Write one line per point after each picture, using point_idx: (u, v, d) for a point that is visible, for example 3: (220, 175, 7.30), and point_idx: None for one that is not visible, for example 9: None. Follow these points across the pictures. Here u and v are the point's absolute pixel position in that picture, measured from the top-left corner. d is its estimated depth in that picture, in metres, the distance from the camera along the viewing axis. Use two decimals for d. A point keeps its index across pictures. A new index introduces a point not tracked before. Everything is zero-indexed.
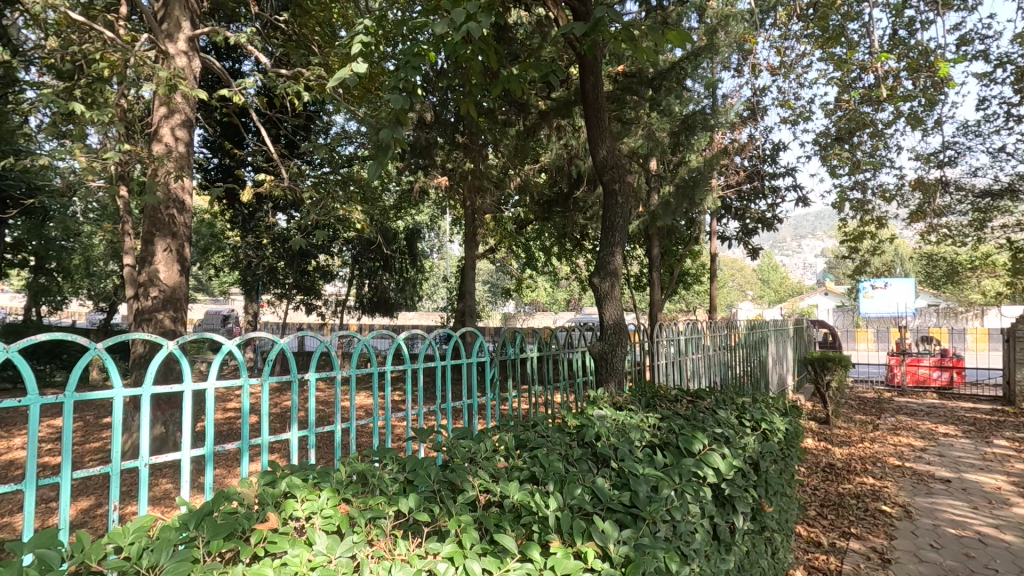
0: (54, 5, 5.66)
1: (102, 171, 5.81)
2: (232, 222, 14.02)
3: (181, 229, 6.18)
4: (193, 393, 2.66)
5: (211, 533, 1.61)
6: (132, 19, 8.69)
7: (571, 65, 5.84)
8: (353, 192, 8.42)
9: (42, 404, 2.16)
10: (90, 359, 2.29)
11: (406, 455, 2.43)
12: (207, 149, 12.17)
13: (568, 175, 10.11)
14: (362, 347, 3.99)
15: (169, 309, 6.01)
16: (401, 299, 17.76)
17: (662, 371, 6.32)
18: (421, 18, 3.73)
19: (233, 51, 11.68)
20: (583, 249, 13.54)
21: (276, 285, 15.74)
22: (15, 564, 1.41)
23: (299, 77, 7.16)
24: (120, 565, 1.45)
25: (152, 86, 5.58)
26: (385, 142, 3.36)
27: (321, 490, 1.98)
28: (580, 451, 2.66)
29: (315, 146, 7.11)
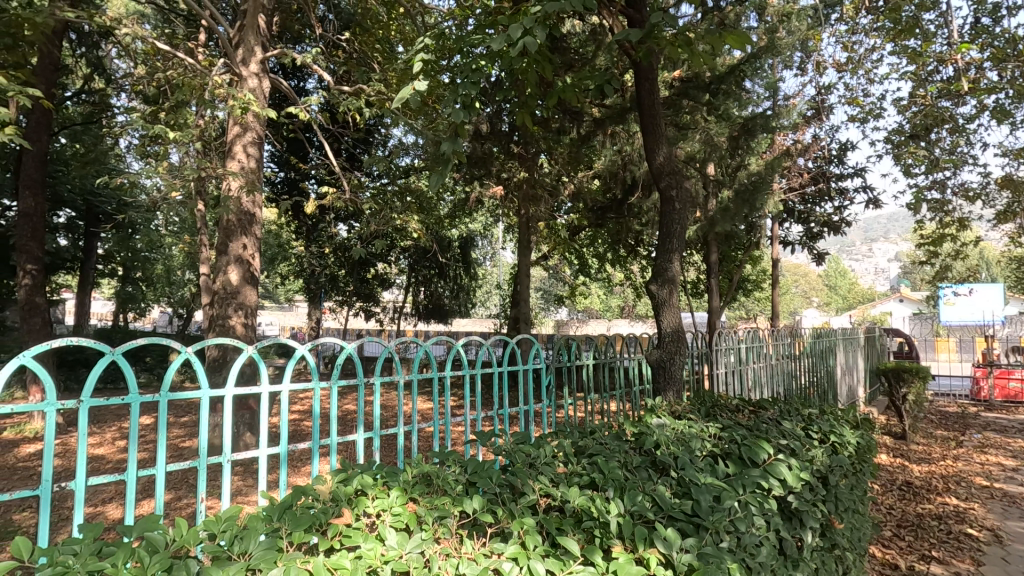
0: (143, 36, 6.17)
1: (183, 187, 6.25)
2: (297, 233, 14.69)
3: (252, 239, 6.57)
4: (269, 395, 2.84)
5: (292, 525, 1.75)
6: (209, 45, 9.34)
7: (626, 72, 5.82)
8: (410, 203, 8.71)
9: (141, 403, 2.38)
10: (180, 362, 2.50)
11: (469, 458, 2.51)
12: (275, 163, 12.88)
13: (622, 181, 10.00)
14: (422, 353, 4.06)
15: (241, 315, 6.40)
16: (455, 306, 18.07)
17: (722, 381, 6.16)
18: (477, 32, 3.83)
19: (298, 71, 12.35)
20: (638, 255, 13.37)
21: (337, 293, 16.36)
22: (127, 544, 1.60)
23: (360, 93, 7.44)
24: (215, 551, 1.60)
25: (228, 107, 5.96)
26: (445, 155, 3.48)
27: (391, 490, 2.09)
28: (640, 459, 2.66)
29: (374, 160, 7.34)
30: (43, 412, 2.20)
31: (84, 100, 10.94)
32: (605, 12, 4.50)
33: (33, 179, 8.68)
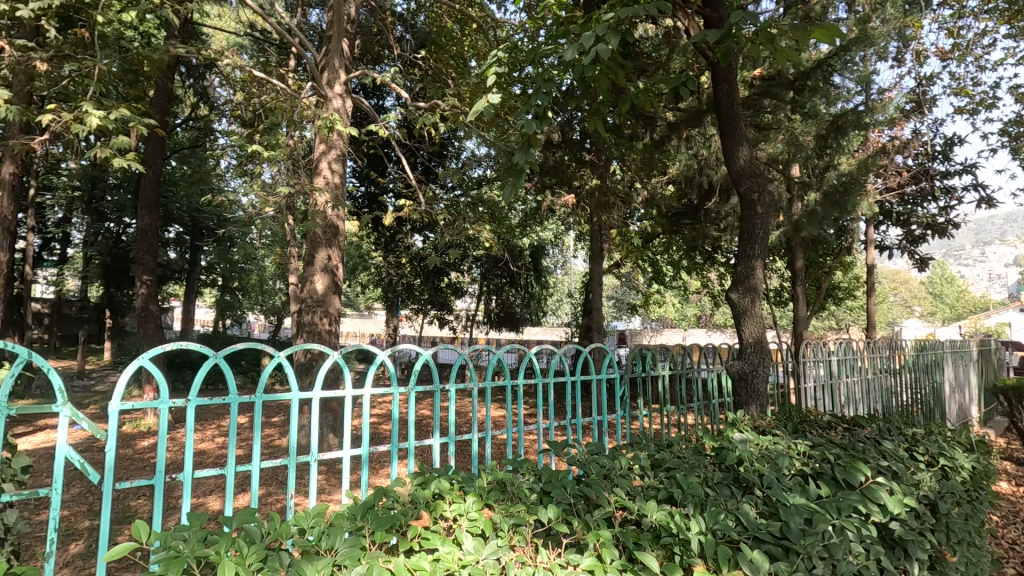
0: (242, 66, 6.72)
1: (275, 203, 6.72)
2: (376, 244, 15.35)
3: (335, 250, 6.94)
4: (352, 398, 2.99)
5: (375, 525, 1.83)
6: (298, 70, 10.01)
7: (703, 74, 5.64)
8: (483, 213, 8.87)
9: (239, 403, 2.58)
10: (273, 366, 2.68)
11: (543, 467, 2.51)
12: (356, 179, 13.57)
13: (698, 185, 9.66)
14: (495, 361, 4.10)
15: (326, 322, 6.77)
16: (527, 314, 18.16)
17: (811, 396, 5.77)
18: (549, 42, 3.86)
19: (377, 90, 12.99)
20: (715, 262, 12.85)
21: (414, 301, 16.77)
22: (229, 534, 1.73)
23: (436, 109, 7.68)
24: (305, 545, 1.71)
25: (315, 127, 6.35)
26: (518, 166, 3.51)
27: (467, 495, 2.13)
28: (721, 476, 2.56)
29: (449, 172, 7.54)
30: (158, 409, 2.44)
31: (192, 126, 12.05)
32: (680, 14, 4.39)
33: (149, 199, 9.66)
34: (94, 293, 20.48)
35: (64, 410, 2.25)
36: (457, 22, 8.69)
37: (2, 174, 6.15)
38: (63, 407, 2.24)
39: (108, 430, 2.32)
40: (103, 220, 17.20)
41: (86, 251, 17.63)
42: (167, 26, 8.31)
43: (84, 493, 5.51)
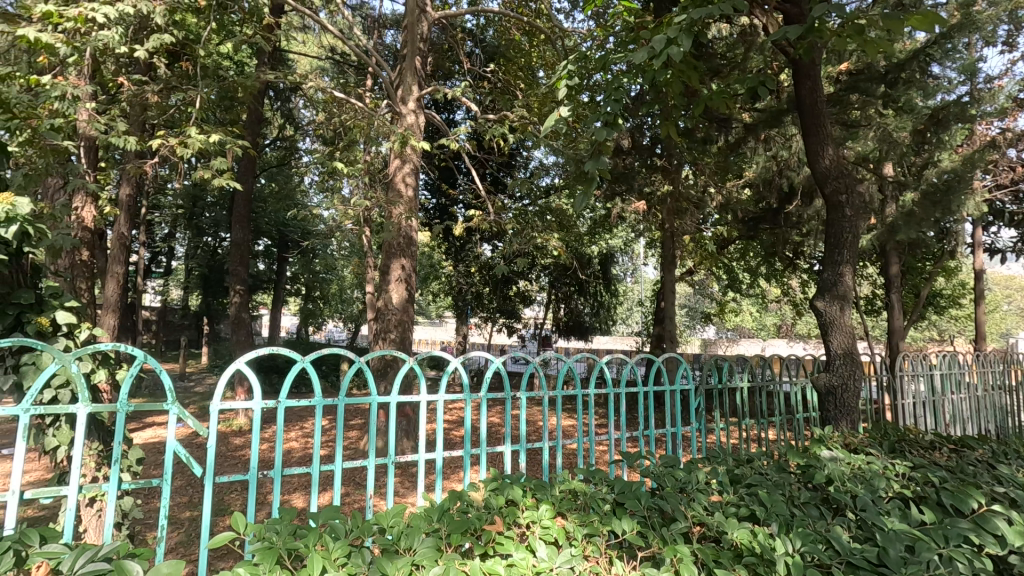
0: (324, 88, 7.13)
1: (353, 216, 7.05)
2: (447, 254, 15.73)
3: (409, 260, 7.17)
4: (428, 404, 3.09)
5: (451, 527, 1.89)
6: (375, 88, 10.48)
7: (783, 71, 5.38)
8: (551, 222, 8.88)
9: (324, 405, 2.74)
10: (354, 370, 2.83)
11: (616, 477, 2.48)
12: (428, 191, 14.03)
13: (778, 188, 9.18)
14: (565, 369, 4.07)
15: (400, 329, 7.02)
16: (596, 323, 17.94)
17: (909, 413, 5.31)
18: (619, 49, 3.82)
19: (448, 104, 13.40)
20: (798, 269, 12.14)
21: (483, 309, 16.87)
22: (319, 530, 1.85)
23: (505, 120, 7.74)
24: (387, 544, 1.80)
25: (390, 142, 6.63)
26: (588, 174, 3.46)
27: (540, 503, 2.15)
28: (809, 495, 2.43)
29: (518, 182, 7.60)
30: (253, 409, 2.64)
31: (279, 146, 12.91)
32: (757, 12, 4.23)
33: (241, 215, 10.43)
34: (193, 302, 22.31)
35: (174, 409, 2.46)
36: (525, 34, 8.78)
37: (119, 196, 6.85)
38: (173, 405, 2.46)
39: (210, 428, 2.54)
40: (201, 235, 18.72)
41: (187, 263, 19.25)
42: (258, 55, 8.95)
43: (186, 486, 5.98)
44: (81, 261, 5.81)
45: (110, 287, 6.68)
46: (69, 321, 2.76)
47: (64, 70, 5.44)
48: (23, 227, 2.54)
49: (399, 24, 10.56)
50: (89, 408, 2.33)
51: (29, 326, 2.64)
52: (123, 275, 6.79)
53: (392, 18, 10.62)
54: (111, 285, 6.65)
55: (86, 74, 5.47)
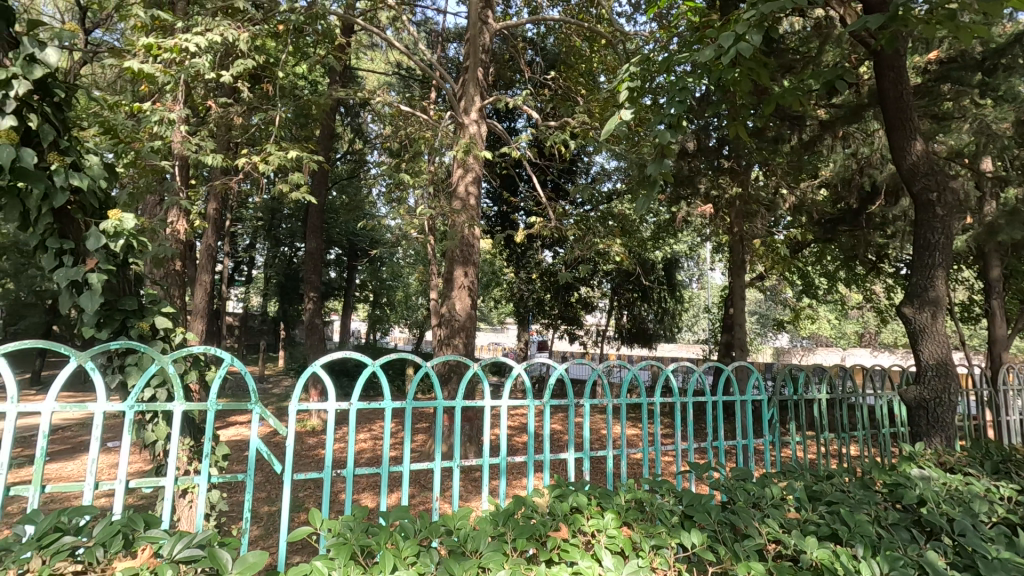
0: (391, 102, 7.41)
1: (418, 225, 7.26)
2: (508, 261, 15.85)
3: (471, 268, 7.28)
4: (491, 409, 3.13)
5: (516, 532, 1.91)
6: (438, 101, 10.77)
7: (862, 63, 5.06)
8: (614, 227, 8.77)
9: (392, 408, 2.84)
10: (420, 375, 2.92)
11: (683, 489, 2.42)
12: (490, 199, 14.23)
13: (858, 187, 8.62)
14: (630, 376, 3.99)
15: (463, 335, 7.14)
16: (660, 330, 17.49)
17: (1015, 432, 4.82)
18: (683, 50, 3.73)
19: (510, 113, 13.56)
20: (882, 273, 11.33)
21: (544, 316, 16.84)
22: (390, 528, 1.92)
23: (566, 127, 7.73)
24: (454, 545, 1.85)
25: (454, 152, 6.79)
26: (652, 178, 3.37)
27: (605, 511, 2.13)
28: (897, 516, 2.27)
29: (579, 188, 7.56)
30: (328, 410, 2.78)
31: (349, 159, 13.51)
32: (833, 3, 4.01)
33: (315, 226, 10.98)
34: (271, 308, 23.68)
35: (257, 408, 2.64)
36: (586, 39, 8.75)
37: (208, 210, 7.41)
38: (256, 405, 2.63)
39: (289, 427, 2.69)
40: (278, 245, 19.91)
41: (266, 272, 20.49)
42: (330, 74, 9.43)
43: (265, 482, 6.33)
44: (175, 271, 6.32)
45: (198, 295, 7.22)
46: (165, 326, 3.01)
47: (162, 96, 5.95)
48: (129, 240, 2.81)
49: (461, 36, 10.82)
50: (183, 406, 2.54)
51: (132, 330, 2.91)
52: (209, 284, 7.32)
53: (455, 31, 10.90)
54: (199, 293, 7.18)
55: (180, 99, 5.96)
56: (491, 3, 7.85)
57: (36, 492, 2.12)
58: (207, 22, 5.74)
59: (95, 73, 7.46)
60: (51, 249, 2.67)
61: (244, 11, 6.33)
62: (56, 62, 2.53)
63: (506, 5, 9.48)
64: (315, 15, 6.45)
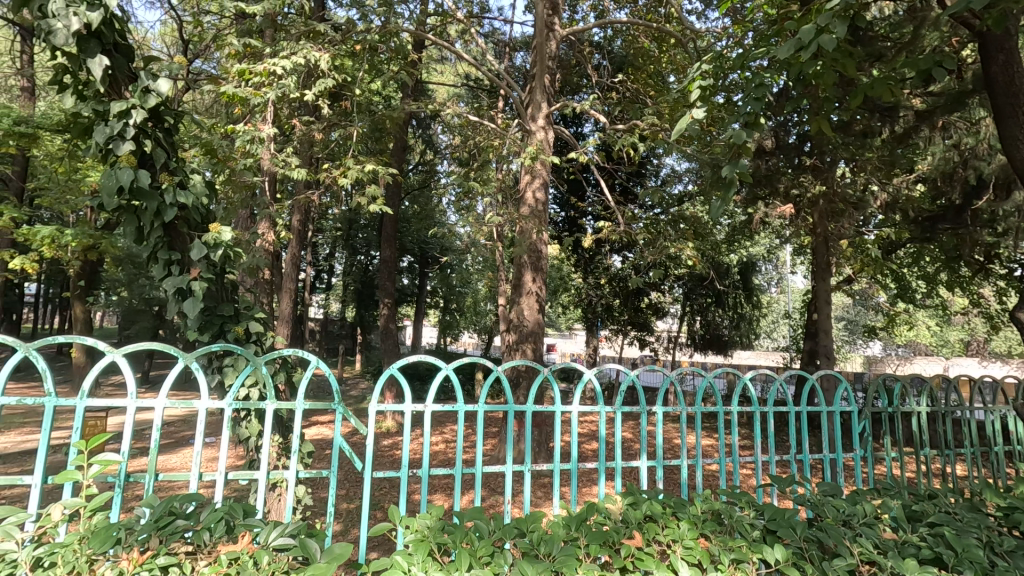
0: (461, 113, 7.59)
1: (487, 232, 7.39)
2: (576, 266, 15.74)
3: (540, 274, 7.31)
4: (562, 414, 3.12)
5: (590, 538, 1.93)
6: (506, 109, 10.91)
7: (965, 46, 4.64)
8: (685, 230, 8.51)
9: (465, 411, 2.91)
10: (492, 379, 2.97)
11: (764, 501, 2.33)
12: (558, 205, 14.25)
13: (963, 182, 7.75)
14: (706, 384, 3.83)
15: (532, 342, 7.17)
16: (736, 337, 16.79)
17: None
18: (759, 45, 3.58)
19: (576, 118, 13.54)
20: (992, 276, 10.28)
21: (613, 322, 16.46)
22: (464, 526, 1.99)
23: (634, 129, 7.60)
24: (527, 548, 1.89)
25: (522, 160, 6.85)
26: (728, 180, 3.22)
27: (681, 521, 2.10)
28: (1014, 544, 2.08)
29: (649, 191, 7.40)
30: (404, 411, 2.88)
31: (421, 170, 13.97)
32: None
33: (389, 235, 11.45)
34: (349, 314, 24.86)
35: (340, 409, 2.78)
36: (654, 40, 8.59)
37: (293, 222, 7.90)
38: (340, 406, 2.78)
39: (368, 427, 2.82)
40: (355, 254, 20.91)
41: (344, 280, 21.57)
42: (403, 89, 9.82)
43: (346, 479, 6.65)
44: (264, 279, 6.78)
45: (284, 302, 7.72)
46: (258, 330, 3.24)
47: (252, 118, 6.43)
48: (226, 250, 3.05)
49: (528, 45, 10.94)
50: (275, 405, 2.73)
51: (229, 334, 3.15)
52: (294, 291, 7.80)
53: (522, 40, 11.03)
54: (285, 300, 7.66)
55: (268, 119, 6.41)
56: (558, 10, 7.88)
57: (151, 479, 2.35)
58: (292, 46, 6.16)
59: (196, 99, 8.17)
60: (162, 260, 2.96)
61: (325, 34, 6.72)
62: (166, 91, 2.80)
63: (572, 11, 9.49)
64: (389, 32, 6.75)
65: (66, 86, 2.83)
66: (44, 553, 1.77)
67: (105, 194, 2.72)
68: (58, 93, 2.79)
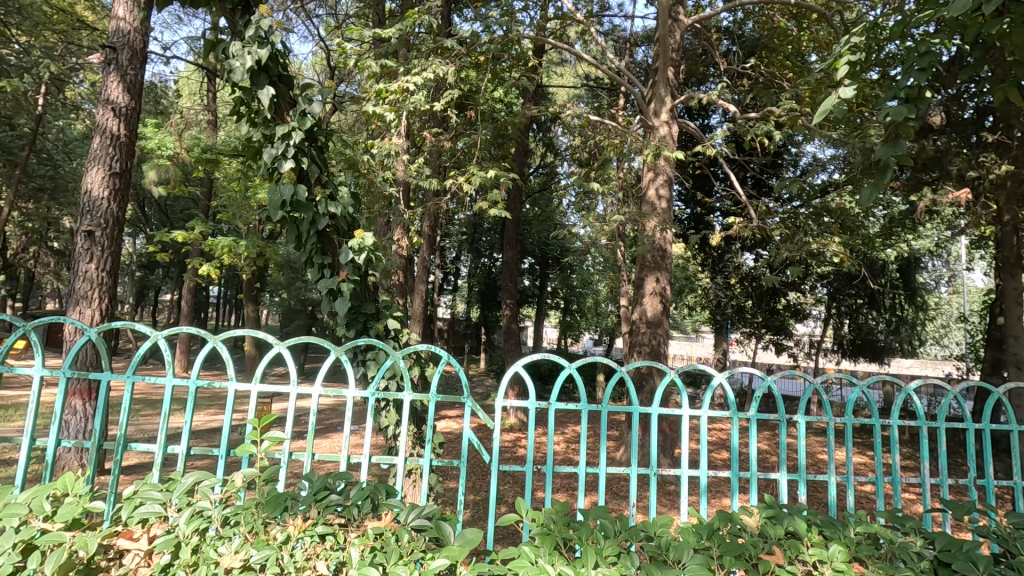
0: (581, 114, 7.57)
1: (609, 232, 7.29)
2: (703, 266, 14.93)
3: (663, 274, 7.06)
4: (691, 419, 2.98)
5: (723, 548, 1.84)
6: (627, 106, 10.69)
7: None
8: (830, 223, 7.69)
9: (589, 410, 2.90)
10: (616, 378, 2.92)
11: (934, 529, 2.05)
12: (682, 202, 13.69)
13: None
14: (859, 393, 3.41)
15: (655, 344, 6.94)
16: (894, 343, 14.96)
17: None
18: (925, 7, 3.11)
19: (703, 110, 12.91)
20: None
21: (745, 324, 15.03)
22: (590, 525, 2.01)
23: (769, 117, 7.03)
24: (654, 552, 1.85)
25: (643, 156, 6.67)
26: (884, 162, 2.81)
27: (830, 543, 1.93)
28: None
29: (786, 182, 6.81)
30: (527, 407, 2.93)
31: (541, 172, 14.16)
32: None
33: (511, 238, 11.74)
34: (474, 314, 25.94)
35: (468, 403, 2.91)
36: (792, 17, 7.87)
37: (423, 228, 8.42)
38: (468, 400, 2.91)
39: (494, 421, 2.92)
40: (479, 256, 21.79)
41: (469, 281, 22.58)
42: (524, 95, 10.05)
43: (474, 472, 6.96)
44: (399, 282, 7.32)
45: (416, 302, 8.28)
46: (396, 327, 3.53)
47: (388, 132, 6.96)
48: (369, 253, 3.33)
49: (650, 38, 10.62)
50: (412, 397, 2.93)
51: (372, 330, 3.46)
52: (425, 292, 8.33)
53: (643, 34, 10.74)
54: (417, 301, 8.22)
55: (400, 132, 6.89)
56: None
57: (311, 458, 2.64)
58: (422, 63, 6.57)
59: (341, 119, 9.04)
60: (316, 264, 3.32)
61: (451, 49, 7.07)
62: (319, 113, 3.13)
63: None
64: (511, 41, 6.94)
65: (242, 116, 3.28)
66: (231, 513, 2.09)
67: (272, 208, 3.13)
68: (235, 122, 3.26)
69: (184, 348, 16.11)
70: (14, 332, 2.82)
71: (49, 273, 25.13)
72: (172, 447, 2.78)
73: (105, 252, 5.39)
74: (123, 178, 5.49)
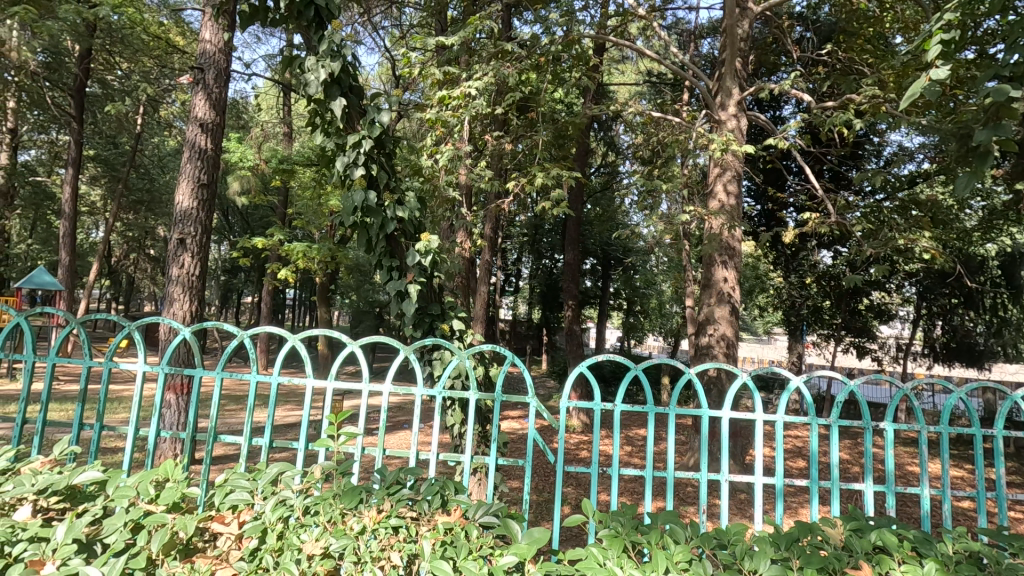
0: (643, 111, 7.42)
1: (674, 231, 7.11)
2: (775, 264, 14.21)
3: (733, 273, 6.79)
4: (765, 424, 2.85)
5: (804, 560, 1.76)
6: (691, 101, 10.36)
7: None
8: (919, 216, 7.13)
9: (656, 412, 2.83)
10: (685, 381, 2.83)
11: None
12: (752, 198, 13.11)
13: None
14: (956, 400, 3.12)
15: (723, 345, 6.70)
16: (996, 346, 13.55)
17: None
18: None
19: (774, 101, 12.33)
20: None
21: (822, 326, 14.29)
22: (658, 529, 1.97)
23: (848, 104, 6.60)
24: (728, 560, 1.79)
25: (709, 152, 6.46)
26: (983, 146, 2.52)
27: (923, 559, 1.79)
28: None
29: (868, 174, 6.33)
30: (592, 408, 2.89)
31: (603, 171, 13.97)
32: None
33: (572, 238, 11.65)
34: (535, 315, 25.96)
35: (533, 403, 2.92)
36: None
37: (485, 230, 8.53)
38: (532, 399, 2.91)
39: (559, 421, 2.91)
40: (540, 258, 21.81)
41: (531, 283, 22.64)
42: (585, 94, 9.96)
43: (537, 472, 6.97)
44: (462, 283, 7.46)
45: (478, 303, 8.39)
46: (461, 327, 3.60)
47: (450, 137, 7.11)
48: (434, 256, 3.41)
49: (716, 29, 10.26)
50: (477, 396, 2.96)
51: (438, 331, 3.55)
52: (487, 294, 8.43)
53: (709, 26, 10.39)
54: (479, 302, 8.33)
55: (462, 137, 7.03)
56: None
57: (381, 453, 2.73)
58: (483, 68, 6.67)
59: (406, 126, 9.31)
60: (385, 266, 3.44)
61: (512, 52, 7.09)
62: (387, 121, 3.24)
63: None
64: (571, 41, 6.92)
65: (317, 127, 3.47)
66: (311, 502, 2.20)
67: (345, 213, 3.27)
68: (311, 133, 3.44)
69: (264, 347, 17.12)
70: (121, 331, 3.08)
71: (146, 279, 27.39)
72: (257, 440, 2.96)
73: (193, 258, 5.82)
74: (209, 189, 5.91)
